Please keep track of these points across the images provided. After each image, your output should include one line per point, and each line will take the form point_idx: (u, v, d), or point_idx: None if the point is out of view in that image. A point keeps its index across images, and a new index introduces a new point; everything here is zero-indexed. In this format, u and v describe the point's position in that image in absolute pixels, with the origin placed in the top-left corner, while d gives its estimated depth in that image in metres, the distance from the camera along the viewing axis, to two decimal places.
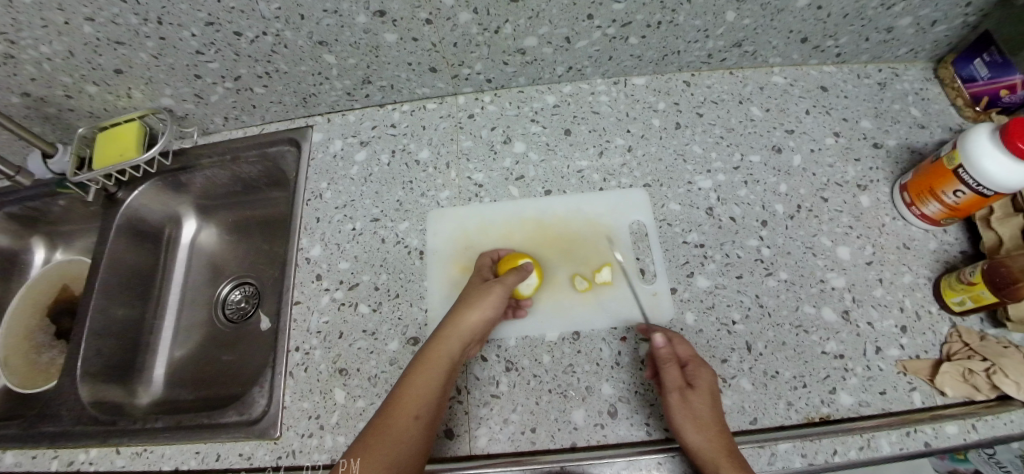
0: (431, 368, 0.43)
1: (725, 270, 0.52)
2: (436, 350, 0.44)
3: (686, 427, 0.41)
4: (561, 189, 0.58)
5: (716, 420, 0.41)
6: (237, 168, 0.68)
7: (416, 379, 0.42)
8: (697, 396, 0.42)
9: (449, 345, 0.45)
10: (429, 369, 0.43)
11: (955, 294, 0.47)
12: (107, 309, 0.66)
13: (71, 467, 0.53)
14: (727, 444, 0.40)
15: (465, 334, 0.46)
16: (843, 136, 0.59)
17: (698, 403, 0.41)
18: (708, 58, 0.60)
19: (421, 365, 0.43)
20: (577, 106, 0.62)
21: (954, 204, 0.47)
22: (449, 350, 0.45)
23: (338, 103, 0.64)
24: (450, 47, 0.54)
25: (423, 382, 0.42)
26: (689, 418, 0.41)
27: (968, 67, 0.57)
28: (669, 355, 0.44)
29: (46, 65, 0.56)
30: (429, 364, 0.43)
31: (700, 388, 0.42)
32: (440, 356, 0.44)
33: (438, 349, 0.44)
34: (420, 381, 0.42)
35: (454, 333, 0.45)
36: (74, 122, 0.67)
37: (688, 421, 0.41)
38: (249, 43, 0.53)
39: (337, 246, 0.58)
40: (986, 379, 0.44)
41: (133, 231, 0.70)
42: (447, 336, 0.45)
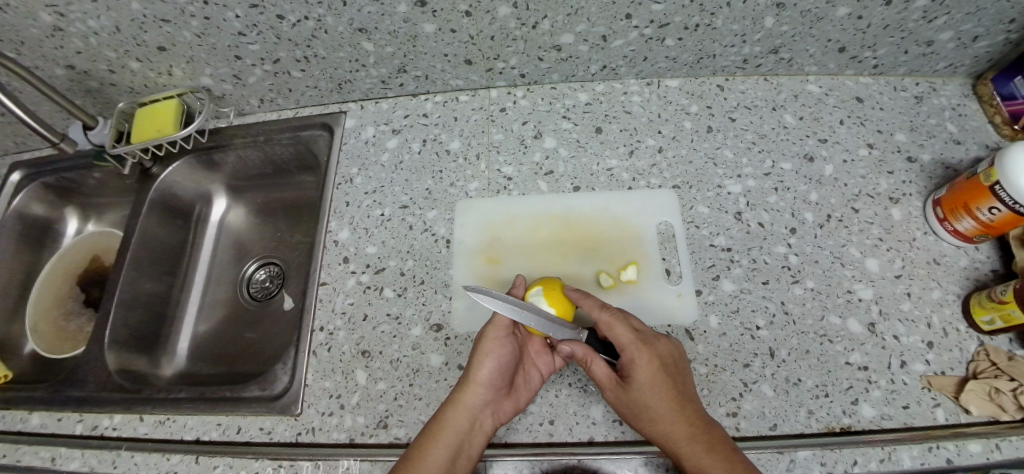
0: (439, 432, 0.43)
1: (750, 275, 0.52)
2: (448, 417, 0.44)
3: (636, 422, 0.42)
4: (590, 186, 0.58)
5: (663, 406, 0.41)
6: (270, 150, 0.70)
7: (423, 444, 0.43)
8: (632, 391, 0.42)
9: (456, 406, 0.45)
10: (438, 433, 0.43)
11: (984, 312, 0.46)
12: (136, 281, 0.67)
13: (94, 432, 0.54)
14: (685, 425, 0.40)
15: (473, 390, 0.45)
16: (876, 148, 0.58)
17: (634, 397, 0.42)
18: (744, 63, 0.60)
19: (431, 429, 0.44)
20: (609, 105, 0.62)
21: (988, 222, 0.46)
22: (458, 410, 0.44)
23: (371, 91, 0.65)
24: (487, 40, 0.55)
25: (430, 447, 0.42)
26: (632, 416, 0.42)
27: (1008, 85, 0.57)
28: (585, 354, 0.45)
29: (94, 39, 0.58)
30: (440, 431, 0.43)
31: (634, 380, 0.42)
32: (448, 418, 0.44)
33: (446, 411, 0.44)
34: (427, 446, 0.42)
35: (465, 398, 0.45)
36: (114, 97, 0.69)
37: (635, 416, 0.42)
38: (290, 26, 0.54)
39: (365, 230, 0.59)
40: (1012, 399, 0.44)
41: (165, 206, 0.72)
42: (459, 402, 0.45)
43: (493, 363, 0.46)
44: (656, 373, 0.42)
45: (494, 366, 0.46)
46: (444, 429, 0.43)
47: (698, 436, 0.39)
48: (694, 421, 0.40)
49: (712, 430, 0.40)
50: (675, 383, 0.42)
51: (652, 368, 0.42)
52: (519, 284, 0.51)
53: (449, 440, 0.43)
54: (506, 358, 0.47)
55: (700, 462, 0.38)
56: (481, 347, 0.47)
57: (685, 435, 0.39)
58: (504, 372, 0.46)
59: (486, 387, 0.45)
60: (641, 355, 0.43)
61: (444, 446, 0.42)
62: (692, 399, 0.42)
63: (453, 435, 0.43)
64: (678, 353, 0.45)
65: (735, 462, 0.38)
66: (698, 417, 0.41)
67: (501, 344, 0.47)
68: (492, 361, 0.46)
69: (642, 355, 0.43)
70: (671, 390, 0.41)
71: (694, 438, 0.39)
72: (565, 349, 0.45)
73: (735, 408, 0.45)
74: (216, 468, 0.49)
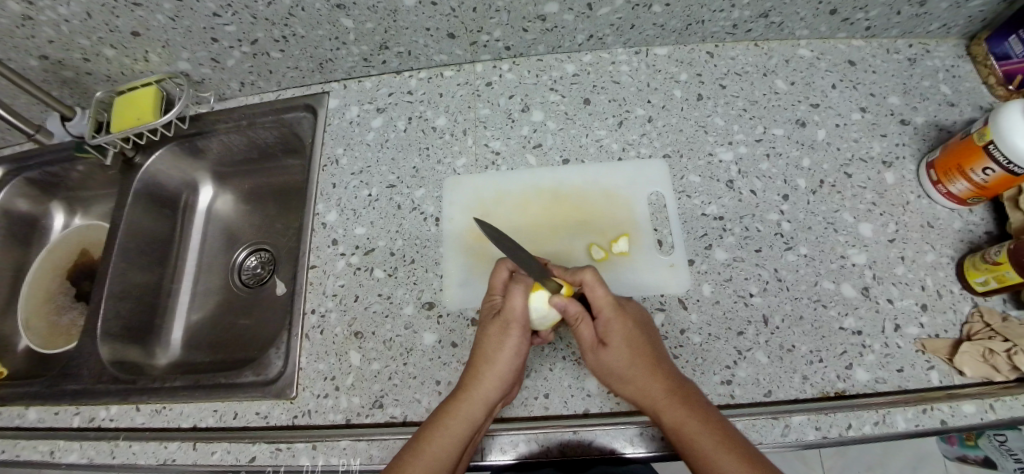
0: (450, 425, 0.41)
1: (743, 243, 0.51)
2: (459, 412, 0.41)
3: (615, 381, 0.42)
4: (580, 159, 0.57)
5: (640, 363, 0.41)
6: (254, 133, 0.68)
7: (431, 436, 0.40)
8: (611, 352, 0.42)
9: (471, 401, 0.41)
10: (450, 429, 0.40)
11: (978, 274, 0.46)
12: (126, 273, 0.67)
13: (92, 424, 0.54)
14: (663, 380, 0.40)
15: (491, 386, 0.42)
16: (869, 111, 0.57)
17: (613, 356, 0.42)
18: (733, 28, 0.58)
19: (440, 419, 0.41)
20: (597, 76, 0.61)
21: (982, 183, 0.46)
22: (473, 405, 0.41)
23: (354, 70, 0.64)
24: (469, 12, 0.53)
25: (439, 440, 0.40)
26: (613, 376, 0.42)
27: (1002, 45, 0.55)
28: (577, 313, 0.44)
29: (65, 26, 0.56)
30: (450, 425, 0.40)
31: (612, 339, 0.42)
32: (459, 412, 0.41)
33: (458, 405, 0.41)
34: (437, 441, 0.40)
35: (481, 394, 0.41)
36: (91, 86, 0.67)
37: (613, 375, 0.42)
38: (266, 5, 0.52)
39: (353, 211, 0.58)
40: (1007, 360, 0.43)
41: (151, 196, 0.71)
42: (473, 397, 0.41)
43: (512, 357, 0.43)
44: (632, 332, 0.43)
45: (512, 362, 0.42)
46: (457, 424, 0.41)
47: (673, 392, 0.39)
48: (671, 377, 0.41)
49: (688, 386, 0.40)
50: (651, 342, 0.43)
51: (628, 327, 0.43)
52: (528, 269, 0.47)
53: (459, 435, 0.40)
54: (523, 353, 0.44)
55: (677, 415, 0.38)
56: (502, 339, 0.43)
57: (665, 391, 0.40)
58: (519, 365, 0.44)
59: (505, 381, 0.42)
60: (617, 319, 0.43)
61: (454, 440, 0.40)
62: (668, 359, 0.43)
63: (464, 428, 0.41)
64: (650, 319, 0.46)
65: (710, 416, 0.38)
66: (673, 374, 0.41)
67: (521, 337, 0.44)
68: (511, 357, 0.43)
69: (619, 316, 0.43)
70: (646, 348, 0.42)
71: (673, 394, 0.39)
72: (559, 304, 0.44)
73: (729, 376, 0.45)
74: (214, 454, 0.48)
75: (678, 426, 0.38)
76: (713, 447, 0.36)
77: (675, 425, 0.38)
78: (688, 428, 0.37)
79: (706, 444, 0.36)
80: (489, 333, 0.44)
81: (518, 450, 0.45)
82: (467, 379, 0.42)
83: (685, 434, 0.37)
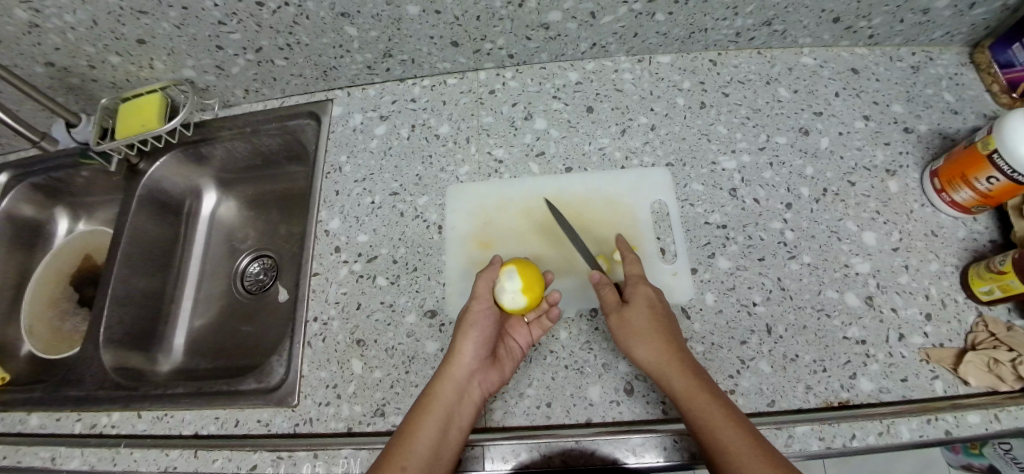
0: (429, 405, 0.43)
1: (747, 252, 0.51)
2: (436, 390, 0.44)
3: (631, 340, 0.43)
4: (582, 167, 0.57)
5: (660, 330, 0.43)
6: (257, 140, 0.69)
7: (414, 417, 0.42)
8: (632, 314, 0.44)
9: (444, 377, 0.44)
10: (428, 407, 0.43)
11: (983, 283, 0.46)
12: (129, 279, 0.67)
13: (94, 430, 0.54)
14: (679, 352, 0.42)
15: (459, 360, 0.45)
16: (873, 120, 0.57)
17: (635, 318, 0.44)
18: (736, 36, 0.58)
19: (422, 403, 0.43)
20: (600, 84, 0.61)
21: (986, 192, 0.46)
22: (446, 381, 0.44)
23: (358, 77, 0.64)
24: (473, 21, 0.53)
25: (420, 419, 0.42)
26: (629, 335, 0.44)
27: (1006, 52, 0.55)
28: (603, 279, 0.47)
29: (71, 34, 0.57)
30: (429, 403, 0.43)
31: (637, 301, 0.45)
32: (436, 391, 0.44)
33: (433, 385, 0.44)
34: (417, 422, 0.42)
35: (452, 369, 0.45)
36: (96, 93, 0.68)
37: (631, 334, 0.44)
38: (271, 13, 0.52)
39: (356, 219, 0.58)
40: (1012, 370, 0.43)
41: (155, 202, 0.71)
42: (446, 374, 0.45)
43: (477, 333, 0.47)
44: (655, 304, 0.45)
45: (477, 337, 0.46)
46: (434, 403, 0.43)
47: (686, 365, 0.41)
48: (686, 353, 0.43)
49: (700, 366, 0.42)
50: (670, 318, 0.45)
51: (652, 299, 0.45)
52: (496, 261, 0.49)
53: (438, 411, 0.42)
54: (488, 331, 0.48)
55: (689, 384, 0.40)
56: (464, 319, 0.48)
57: (681, 360, 0.42)
58: (487, 342, 0.47)
59: (473, 355, 0.45)
60: (642, 287, 0.46)
61: (434, 416, 0.42)
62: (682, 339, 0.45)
63: (441, 404, 0.43)
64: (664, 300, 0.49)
65: (719, 394, 0.40)
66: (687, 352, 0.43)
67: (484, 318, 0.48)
68: (477, 333, 0.47)
69: (642, 287, 0.46)
70: (666, 322, 0.44)
71: (687, 365, 0.41)
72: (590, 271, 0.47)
73: (732, 385, 0.45)
74: (216, 462, 0.48)
75: (688, 391, 0.40)
76: (722, 418, 0.37)
77: (686, 392, 0.39)
78: (697, 395, 0.39)
79: (716, 415, 0.37)
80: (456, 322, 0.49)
81: (519, 459, 0.44)
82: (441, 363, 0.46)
83: (695, 399, 0.39)
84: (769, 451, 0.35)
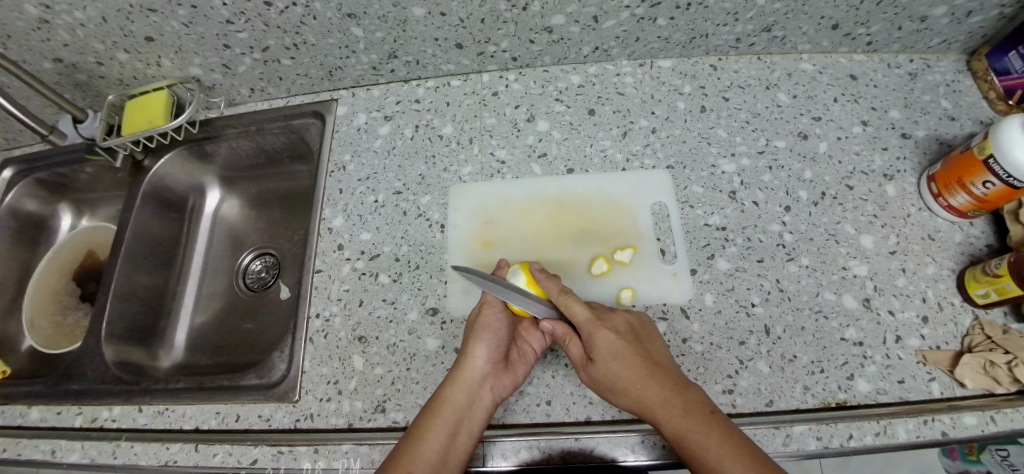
0: (440, 407, 0.43)
1: (746, 254, 0.52)
2: (447, 393, 0.44)
3: (611, 394, 0.43)
4: (584, 169, 0.58)
5: (630, 375, 0.42)
6: (262, 139, 0.69)
7: (424, 420, 0.43)
8: (599, 366, 0.43)
9: (455, 381, 0.45)
10: (438, 410, 0.43)
11: (979, 286, 0.46)
12: (132, 274, 0.67)
13: (94, 424, 0.54)
14: (658, 389, 0.40)
15: (471, 364, 0.45)
16: (871, 125, 0.58)
17: (602, 372, 0.43)
18: (736, 42, 0.59)
19: (433, 405, 0.44)
20: (602, 87, 0.62)
21: (983, 196, 0.46)
22: (458, 385, 0.44)
23: (363, 78, 0.65)
24: (477, 23, 0.54)
25: (430, 422, 0.42)
26: (607, 390, 0.43)
27: (1002, 60, 0.56)
28: (564, 332, 0.47)
29: (81, 31, 0.57)
30: (440, 406, 0.43)
31: (597, 351, 0.44)
32: (447, 394, 0.44)
33: (445, 388, 0.45)
34: (426, 425, 0.42)
35: (464, 373, 0.45)
36: (103, 90, 0.69)
37: (608, 388, 0.43)
38: (278, 13, 0.53)
39: (359, 217, 0.59)
40: (1008, 372, 0.44)
41: (159, 199, 0.71)
42: (458, 377, 0.45)
43: (490, 338, 0.47)
44: (618, 345, 0.43)
45: (490, 341, 0.47)
46: (444, 407, 0.43)
47: (668, 402, 0.39)
48: (666, 385, 0.41)
49: (686, 393, 0.40)
50: (641, 351, 0.43)
51: (613, 340, 0.44)
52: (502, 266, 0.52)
53: (448, 415, 0.43)
54: (501, 335, 0.48)
55: (676, 425, 0.38)
56: (477, 321, 0.48)
57: (660, 400, 0.40)
58: (500, 347, 0.47)
59: (485, 359, 0.46)
60: (598, 333, 0.44)
61: (444, 419, 0.42)
62: (662, 364, 0.43)
63: (452, 408, 0.43)
64: (639, 321, 0.46)
65: (711, 422, 0.37)
66: (668, 382, 0.41)
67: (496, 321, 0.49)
68: (489, 338, 0.47)
69: (597, 332, 0.44)
70: (634, 359, 0.42)
71: (668, 403, 0.39)
72: (547, 327, 0.47)
73: (731, 385, 0.46)
74: (216, 456, 0.49)
75: (678, 433, 0.38)
76: (721, 455, 0.35)
77: (676, 435, 0.38)
78: (688, 434, 0.37)
79: (713, 453, 0.35)
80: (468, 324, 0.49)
81: (519, 456, 0.45)
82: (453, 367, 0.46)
83: (686, 441, 0.37)
84: None
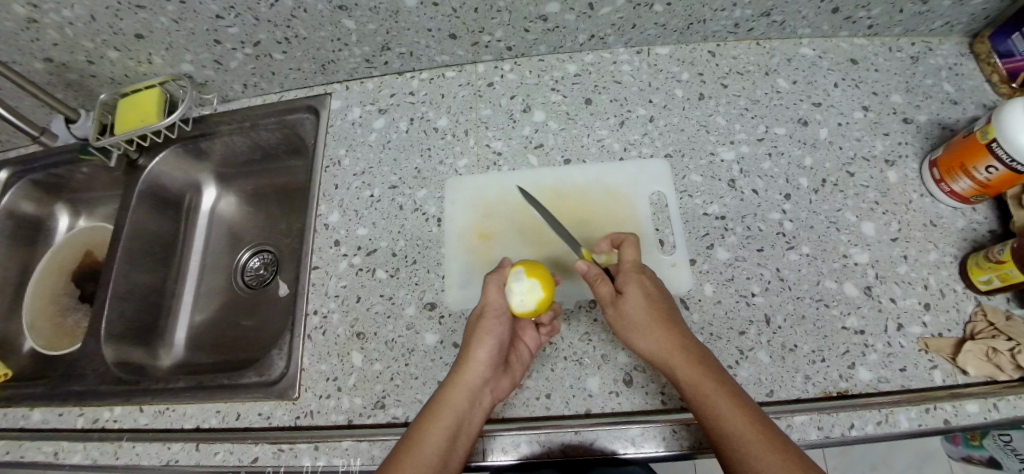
0: (441, 412, 0.42)
1: (745, 243, 0.51)
2: (447, 398, 0.43)
3: (631, 332, 0.43)
4: (581, 158, 0.57)
5: (656, 318, 0.42)
6: (256, 135, 0.69)
7: (423, 423, 0.42)
8: (631, 305, 0.43)
9: (456, 384, 0.43)
10: (439, 414, 0.42)
11: (982, 273, 0.46)
12: (130, 274, 0.67)
13: (97, 424, 0.54)
14: (682, 340, 0.41)
15: (473, 368, 0.44)
16: (872, 110, 0.57)
17: (633, 311, 0.43)
18: (735, 27, 0.58)
19: (433, 408, 0.43)
20: (598, 75, 0.61)
21: (985, 182, 0.46)
22: (459, 389, 0.43)
23: (356, 71, 0.64)
24: (471, 13, 0.53)
25: (431, 427, 0.41)
26: (629, 327, 0.43)
27: (1005, 42, 0.55)
28: (596, 274, 0.46)
29: (70, 30, 0.57)
30: (440, 411, 0.42)
31: (631, 291, 0.44)
32: (447, 398, 0.43)
33: (446, 391, 0.43)
34: (426, 428, 0.41)
35: (465, 377, 0.44)
36: (95, 89, 0.68)
37: (631, 327, 0.43)
38: (269, 7, 0.52)
39: (355, 212, 0.58)
40: (1011, 359, 0.43)
41: (155, 197, 0.71)
42: (459, 382, 0.44)
43: (492, 341, 0.46)
44: (653, 293, 0.44)
45: (492, 345, 0.45)
46: (445, 411, 0.42)
47: (693, 354, 0.41)
48: (689, 338, 0.42)
49: (700, 349, 0.42)
50: (670, 305, 0.44)
51: (649, 289, 0.44)
52: (505, 264, 0.49)
53: (450, 421, 0.42)
54: (503, 338, 0.46)
55: (694, 374, 0.39)
56: (479, 325, 0.47)
57: (683, 347, 0.41)
58: (501, 350, 0.46)
59: (486, 364, 0.44)
60: (640, 280, 0.45)
61: (445, 424, 0.41)
62: (684, 321, 0.44)
63: (453, 413, 0.42)
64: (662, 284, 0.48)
65: (724, 380, 0.39)
66: (688, 335, 0.42)
67: (498, 322, 0.47)
68: (492, 341, 0.46)
69: (640, 278, 0.45)
70: (663, 308, 0.43)
71: (689, 352, 0.41)
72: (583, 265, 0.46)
73: (731, 375, 0.45)
74: (217, 454, 0.49)
75: (692, 382, 0.39)
76: (730, 409, 0.37)
77: (691, 382, 0.39)
78: (704, 385, 0.39)
79: (723, 406, 0.37)
80: (469, 325, 0.48)
81: (519, 451, 0.45)
82: (453, 369, 0.45)
83: (699, 389, 0.38)
84: (785, 445, 0.35)
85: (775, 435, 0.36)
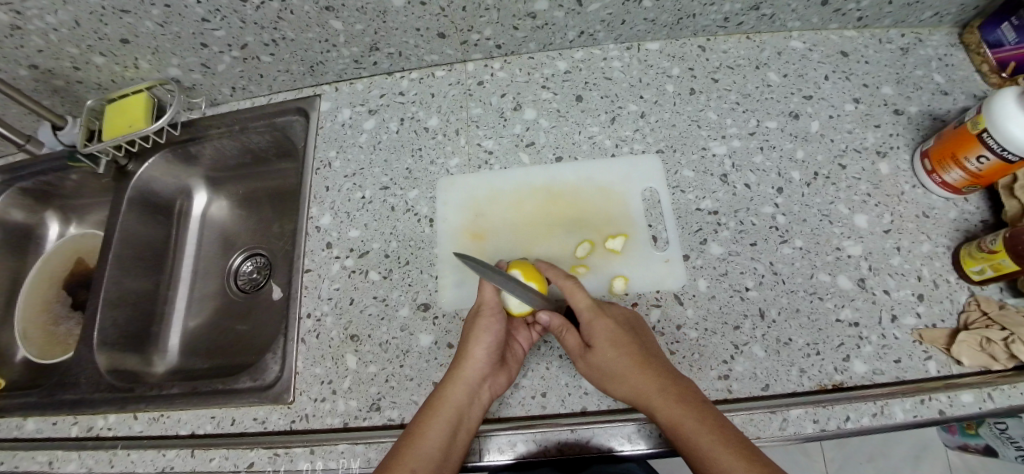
0: (441, 408, 0.42)
1: (738, 238, 0.51)
2: (446, 395, 0.43)
3: (607, 382, 0.43)
4: (573, 156, 0.57)
5: (627, 361, 0.42)
6: (246, 139, 0.68)
7: (424, 420, 0.42)
8: (597, 354, 0.43)
9: (455, 380, 0.43)
10: (439, 410, 0.42)
11: (974, 263, 0.46)
12: (121, 280, 0.66)
13: (91, 432, 0.53)
14: (654, 379, 0.41)
15: (471, 364, 0.44)
16: (863, 102, 0.57)
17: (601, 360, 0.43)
18: (724, 22, 0.58)
19: (433, 405, 0.43)
20: (589, 72, 0.61)
21: (977, 172, 0.45)
22: (458, 385, 0.43)
23: (345, 72, 0.63)
24: (459, 11, 0.53)
25: (430, 423, 0.41)
26: (604, 378, 0.43)
27: (994, 32, 0.55)
28: (561, 324, 0.46)
29: (54, 36, 0.56)
30: (439, 408, 0.42)
31: (595, 340, 0.44)
32: (446, 395, 0.43)
33: (445, 388, 0.43)
34: (426, 423, 0.42)
35: (464, 374, 0.44)
36: (82, 95, 0.67)
37: (605, 376, 0.43)
38: (255, 9, 0.52)
39: (347, 214, 0.58)
40: (1004, 348, 0.43)
41: (145, 203, 0.70)
42: (457, 379, 0.43)
43: (489, 338, 0.45)
44: (615, 332, 0.44)
45: (489, 342, 0.45)
46: (444, 408, 0.42)
47: (668, 392, 0.40)
48: (662, 374, 0.41)
49: (678, 382, 0.41)
50: (638, 341, 0.44)
51: (610, 328, 0.44)
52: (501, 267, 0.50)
53: (449, 416, 0.42)
54: (500, 335, 0.46)
55: (672, 414, 0.38)
56: (477, 322, 0.46)
57: (656, 389, 0.40)
58: (500, 345, 0.46)
59: (484, 360, 0.44)
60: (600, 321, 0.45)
61: (444, 421, 0.41)
62: (659, 356, 0.43)
63: (452, 409, 0.42)
64: (634, 314, 0.47)
65: (705, 413, 0.38)
66: (664, 371, 0.41)
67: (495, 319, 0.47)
68: (489, 337, 0.45)
69: (599, 320, 0.45)
70: (633, 347, 0.43)
71: (664, 391, 0.40)
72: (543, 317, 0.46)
73: (726, 370, 0.45)
74: (212, 460, 0.48)
75: (672, 424, 0.38)
76: (716, 447, 0.36)
77: (672, 424, 0.38)
78: (684, 424, 0.38)
79: (708, 443, 0.36)
80: (467, 322, 0.48)
81: (516, 450, 0.44)
82: (452, 365, 0.45)
83: (680, 430, 0.38)
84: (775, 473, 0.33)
85: (764, 463, 0.34)
